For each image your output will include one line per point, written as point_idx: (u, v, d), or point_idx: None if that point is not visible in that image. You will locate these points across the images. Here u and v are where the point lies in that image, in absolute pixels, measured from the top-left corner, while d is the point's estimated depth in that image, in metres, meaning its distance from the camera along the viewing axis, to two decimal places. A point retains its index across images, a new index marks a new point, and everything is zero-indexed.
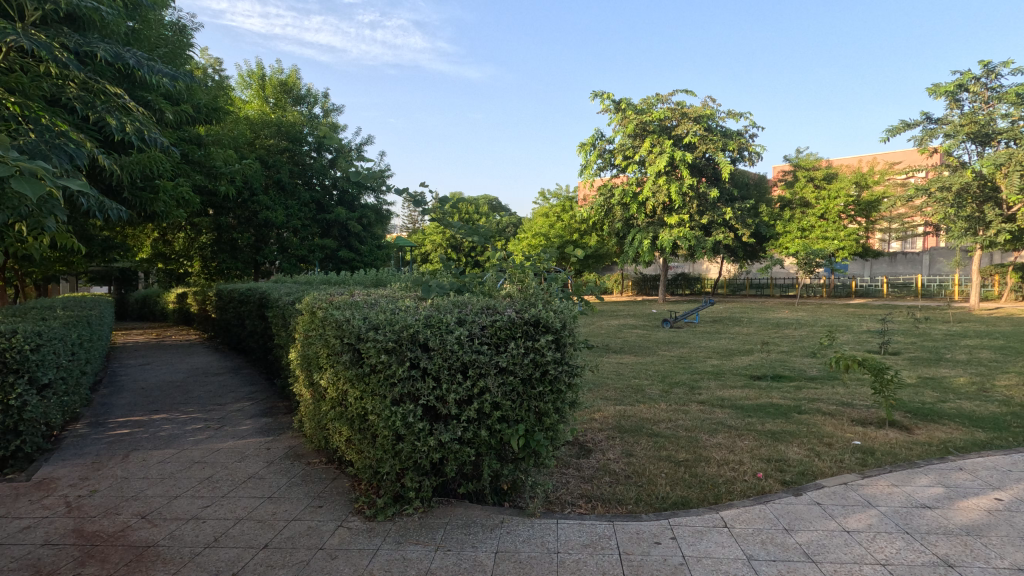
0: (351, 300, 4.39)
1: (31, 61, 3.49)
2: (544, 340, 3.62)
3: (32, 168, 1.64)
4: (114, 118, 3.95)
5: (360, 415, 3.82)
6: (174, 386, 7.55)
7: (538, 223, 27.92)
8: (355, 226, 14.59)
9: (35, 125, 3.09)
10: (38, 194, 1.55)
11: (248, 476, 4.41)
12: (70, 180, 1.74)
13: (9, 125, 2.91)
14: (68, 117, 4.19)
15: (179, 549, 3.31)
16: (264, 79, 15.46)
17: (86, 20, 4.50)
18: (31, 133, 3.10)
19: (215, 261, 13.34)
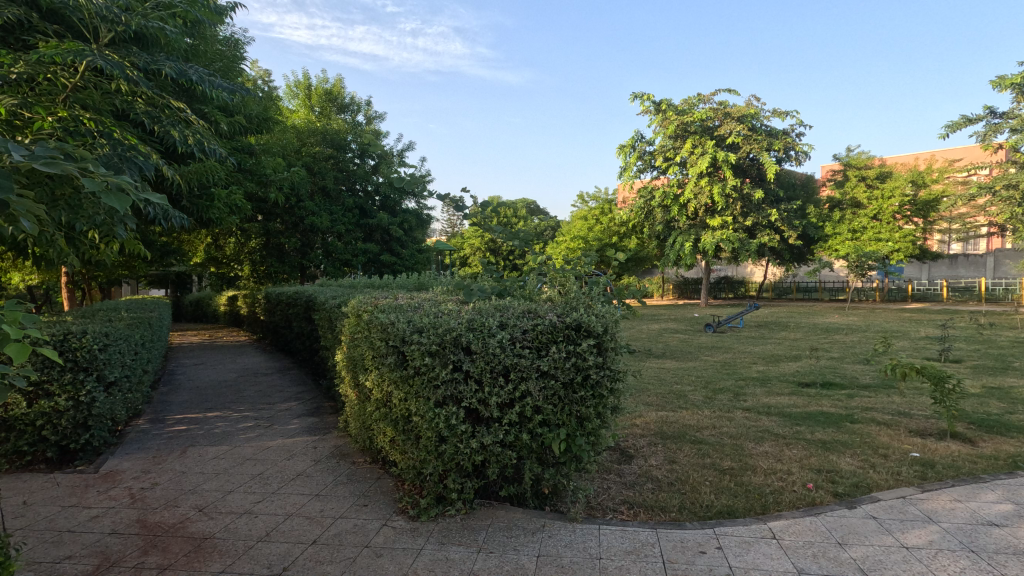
0: (394, 303, 4.49)
1: (105, 79, 3.71)
2: (585, 344, 3.62)
3: (120, 182, 1.72)
4: (177, 131, 4.15)
5: (404, 416, 3.90)
6: (227, 385, 7.88)
7: (577, 226, 27.77)
8: (396, 231, 14.89)
9: (109, 140, 3.29)
10: (128, 208, 1.67)
11: (297, 474, 4.56)
12: (151, 195, 1.84)
13: (87, 141, 3.10)
14: (134, 131, 4.44)
15: (234, 542, 3.45)
16: (310, 88, 15.98)
17: (152, 38, 4.75)
18: (104, 147, 3.29)
19: (264, 265, 13.85)
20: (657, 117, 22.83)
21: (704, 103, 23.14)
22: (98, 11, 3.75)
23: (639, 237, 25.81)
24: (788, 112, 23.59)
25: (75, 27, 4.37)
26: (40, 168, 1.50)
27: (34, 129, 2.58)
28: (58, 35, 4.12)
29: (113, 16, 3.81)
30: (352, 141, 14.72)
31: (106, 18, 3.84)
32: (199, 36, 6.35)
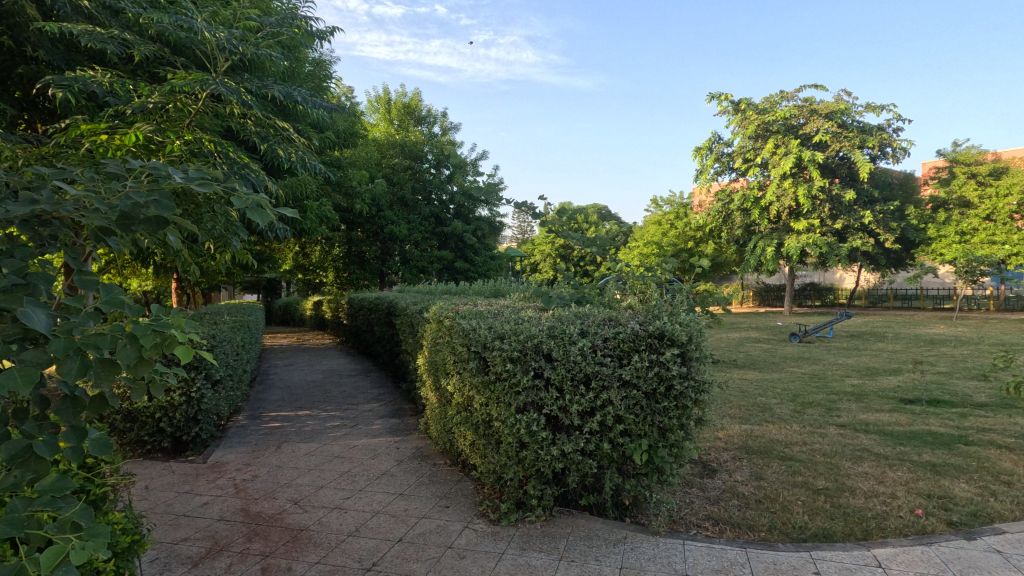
0: (475, 310, 4.59)
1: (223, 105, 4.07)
2: (669, 354, 3.53)
3: (260, 201, 1.72)
4: (283, 149, 4.47)
5: (484, 421, 3.97)
6: (314, 385, 8.35)
7: (650, 230, 27.07)
8: (470, 238, 15.18)
9: (227, 159, 3.58)
10: (266, 221, 1.69)
11: (382, 473, 4.75)
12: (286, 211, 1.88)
13: (211, 161, 3.40)
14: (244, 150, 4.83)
15: (327, 534, 3.65)
16: (389, 103, 16.71)
17: (259, 64, 5.16)
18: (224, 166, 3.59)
19: (347, 271, 14.58)
20: (736, 117, 21.95)
21: (788, 101, 21.98)
22: (218, 44, 4.14)
23: (716, 242, 24.78)
24: (883, 106, 21.90)
25: (196, 58, 4.83)
26: (195, 189, 1.42)
27: (167, 152, 2.87)
28: (183, 66, 4.57)
29: (230, 48, 4.19)
30: (428, 152, 15.23)
31: (224, 48, 4.19)
32: (299, 60, 6.83)
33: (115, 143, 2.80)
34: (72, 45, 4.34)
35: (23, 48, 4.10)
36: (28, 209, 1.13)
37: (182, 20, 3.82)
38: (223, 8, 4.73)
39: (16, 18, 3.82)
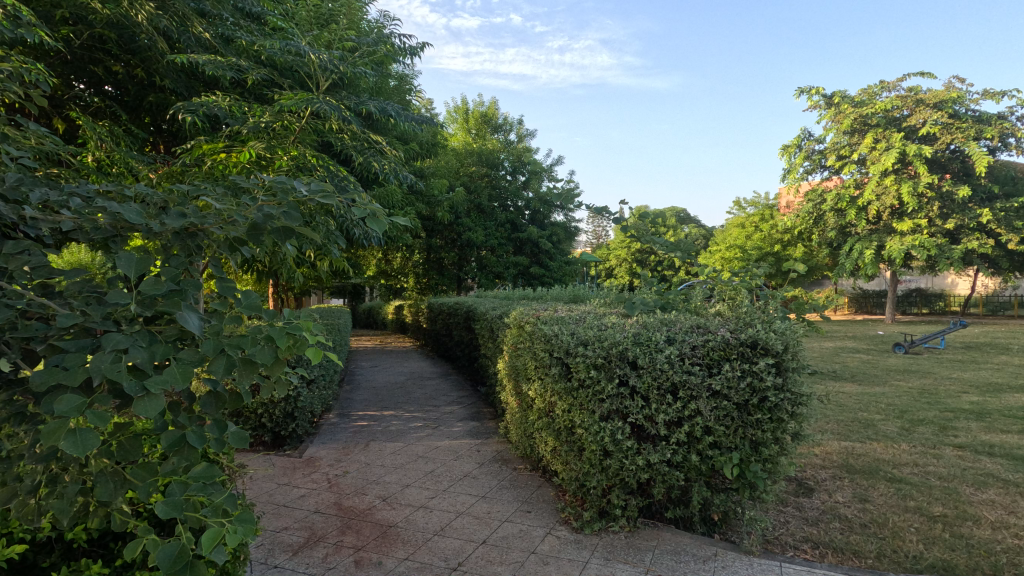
0: (556, 315, 4.59)
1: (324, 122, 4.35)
2: (763, 363, 3.36)
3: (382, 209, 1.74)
4: (377, 161, 4.70)
5: (567, 427, 3.95)
6: (397, 387, 8.66)
7: (732, 233, 25.88)
8: (545, 244, 15.21)
9: (328, 173, 3.81)
10: (385, 229, 1.58)
11: (464, 474, 4.85)
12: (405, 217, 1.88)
13: (315, 174, 3.63)
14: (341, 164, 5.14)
15: (414, 532, 3.77)
16: (467, 113, 17.14)
17: (353, 82, 5.47)
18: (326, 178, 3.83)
19: (426, 277, 15.08)
20: (829, 111, 20.59)
21: (888, 92, 20.32)
22: (320, 65, 4.44)
23: (806, 245, 23.27)
24: (1004, 92, 19.70)
25: (299, 79, 5.19)
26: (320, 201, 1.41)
27: (276, 167, 3.10)
28: (287, 88, 4.93)
29: (332, 69, 4.48)
30: (505, 159, 15.46)
31: (327, 68, 4.48)
32: (388, 76, 7.16)
33: (232, 160, 3.08)
34: (192, 73, 4.79)
35: (153, 78, 4.57)
36: (178, 222, 1.19)
37: (292, 45, 4.13)
38: (323, 32, 5.06)
39: (149, 52, 4.27)
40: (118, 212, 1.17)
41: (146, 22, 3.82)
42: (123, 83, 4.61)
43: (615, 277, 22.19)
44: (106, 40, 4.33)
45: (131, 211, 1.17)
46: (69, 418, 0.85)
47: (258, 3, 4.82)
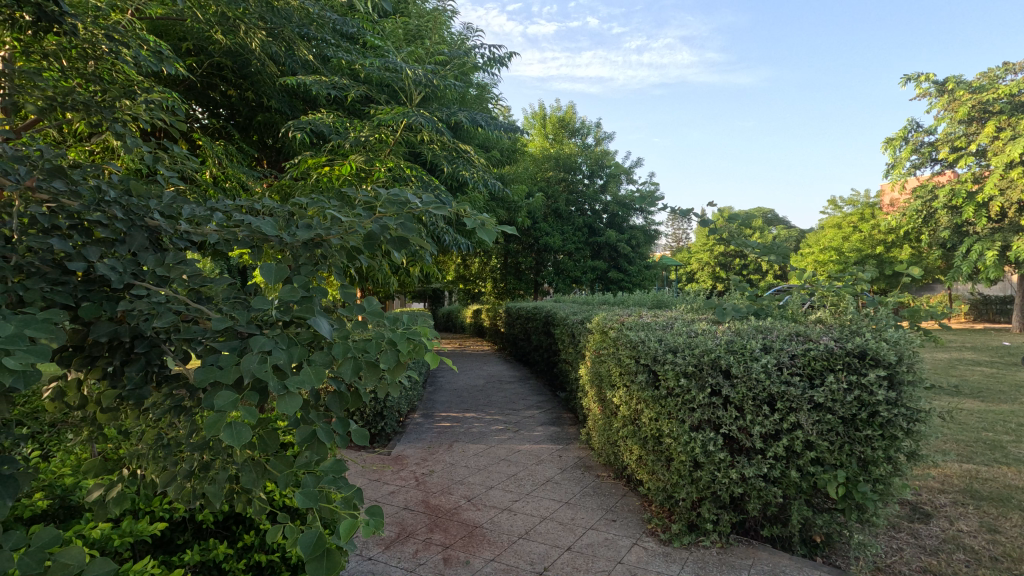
0: (642, 321, 4.49)
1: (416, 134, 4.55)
2: (873, 375, 3.10)
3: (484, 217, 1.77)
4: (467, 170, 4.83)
5: (654, 436, 3.85)
6: (478, 390, 8.84)
7: (827, 235, 24.15)
8: (624, 248, 14.92)
9: (422, 182, 3.98)
10: (494, 238, 1.55)
11: (547, 479, 4.84)
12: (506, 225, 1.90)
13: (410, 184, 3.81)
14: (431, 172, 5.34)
15: (500, 534, 3.82)
16: (545, 118, 17.21)
17: (440, 94, 5.67)
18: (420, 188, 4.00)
19: (504, 282, 15.28)
20: (942, 99, 18.73)
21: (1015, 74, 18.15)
22: (413, 79, 4.64)
23: (914, 245, 21.23)
24: None
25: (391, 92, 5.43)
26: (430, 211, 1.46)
27: (375, 178, 3.28)
28: (382, 103, 5.17)
29: (426, 83, 4.68)
30: (583, 163, 15.36)
31: (420, 81, 4.65)
32: (472, 86, 7.34)
33: (335, 173, 3.29)
34: (295, 94, 5.17)
35: (261, 99, 4.95)
36: (306, 234, 1.28)
37: (388, 62, 4.34)
38: (416, 47, 5.26)
39: (260, 76, 4.63)
40: (254, 225, 1.28)
41: (259, 49, 4.16)
42: (236, 106, 5.02)
43: (696, 282, 21.37)
44: (223, 68, 4.74)
45: (267, 224, 1.27)
46: (226, 412, 0.92)
47: (355, 24, 5.10)
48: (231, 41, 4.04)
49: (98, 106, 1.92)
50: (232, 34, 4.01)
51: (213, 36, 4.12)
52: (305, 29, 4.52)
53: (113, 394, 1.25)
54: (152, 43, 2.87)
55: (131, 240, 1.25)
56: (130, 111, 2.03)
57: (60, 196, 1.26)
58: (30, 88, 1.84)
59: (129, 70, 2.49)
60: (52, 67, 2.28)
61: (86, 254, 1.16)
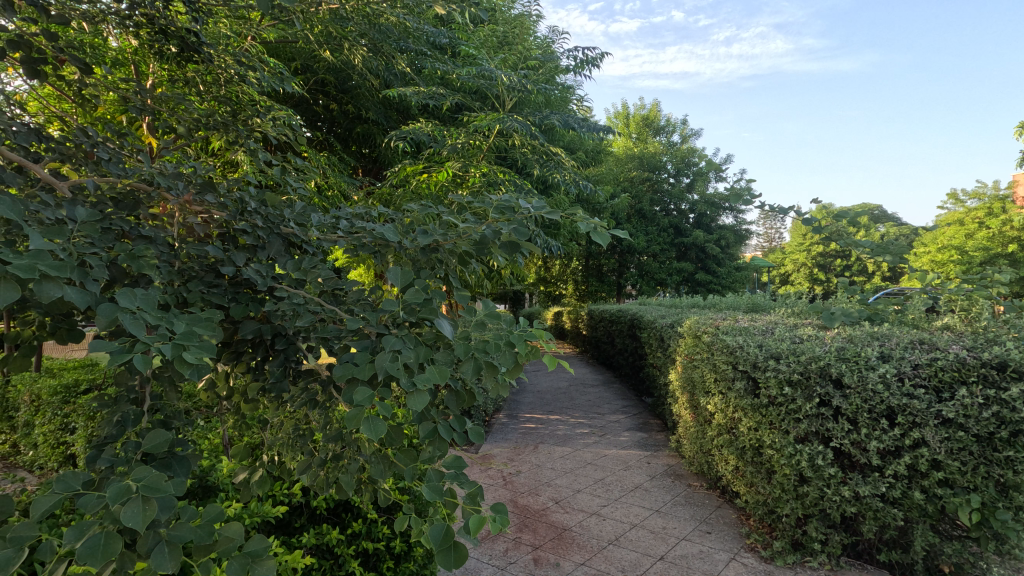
0: (738, 325, 4.29)
1: (507, 140, 4.65)
2: (1016, 390, 2.75)
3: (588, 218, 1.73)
4: (557, 172, 4.86)
5: (753, 446, 3.66)
6: (561, 392, 8.82)
7: (947, 232, 21.81)
8: (713, 248, 14.31)
9: (515, 185, 4.04)
10: (608, 241, 1.40)
11: (636, 486, 4.74)
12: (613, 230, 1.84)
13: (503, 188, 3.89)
14: (521, 176, 5.41)
15: (590, 538, 3.79)
16: (629, 117, 16.95)
17: (529, 99, 5.75)
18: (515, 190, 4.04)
19: (586, 284, 15.15)
20: None
21: None
22: (505, 85, 4.72)
23: None
24: None
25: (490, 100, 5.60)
26: (541, 215, 1.46)
27: (470, 183, 3.39)
28: (474, 110, 5.33)
29: (519, 88, 4.74)
30: (668, 162, 14.95)
31: (514, 86, 4.77)
32: (559, 89, 7.37)
33: (433, 180, 3.44)
34: (391, 105, 5.44)
35: (360, 112, 5.25)
36: (425, 239, 1.34)
37: (483, 70, 4.48)
38: (509, 54, 5.38)
39: (359, 89, 4.91)
40: (378, 232, 1.35)
41: (361, 64, 4.43)
42: (337, 119, 5.35)
43: (791, 284, 20.05)
44: (326, 84, 5.08)
45: (389, 231, 1.35)
46: (363, 406, 0.98)
47: (448, 35, 5.29)
48: (337, 58, 4.33)
49: (233, 124, 2.13)
50: (339, 52, 4.29)
51: (321, 55, 4.43)
52: (403, 43, 4.75)
53: (255, 386, 1.38)
54: (272, 65, 3.14)
55: (270, 247, 1.37)
56: (259, 128, 2.22)
57: (212, 207, 1.42)
58: (179, 112, 2.07)
59: (254, 90, 2.74)
60: (193, 91, 2.56)
61: (234, 260, 1.28)
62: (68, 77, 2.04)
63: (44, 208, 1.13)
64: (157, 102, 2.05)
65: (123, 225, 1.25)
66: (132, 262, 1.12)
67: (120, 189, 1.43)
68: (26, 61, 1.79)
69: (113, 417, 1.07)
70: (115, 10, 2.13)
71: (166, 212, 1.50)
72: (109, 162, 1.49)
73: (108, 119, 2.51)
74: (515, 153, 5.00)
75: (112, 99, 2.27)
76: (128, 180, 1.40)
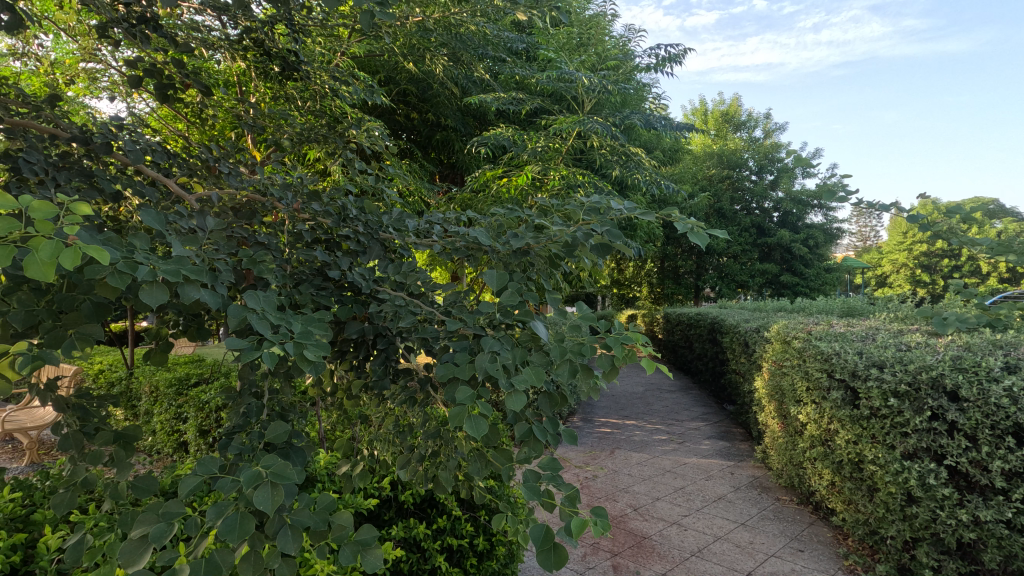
0: (833, 331, 4.03)
1: (585, 141, 4.63)
2: None
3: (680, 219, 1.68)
4: (636, 173, 4.78)
5: (852, 461, 3.42)
6: (637, 397, 8.63)
7: None
8: (800, 249, 13.49)
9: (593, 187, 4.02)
10: (708, 241, 1.30)
11: (719, 497, 4.55)
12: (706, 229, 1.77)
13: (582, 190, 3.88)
14: (599, 177, 5.37)
15: (670, 548, 3.68)
16: (707, 113, 16.38)
17: (607, 100, 5.70)
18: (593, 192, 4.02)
19: (662, 286, 14.73)
20: None
21: None
22: (583, 87, 4.72)
23: None
24: None
25: (568, 102, 5.61)
26: (633, 217, 1.44)
27: (550, 186, 3.41)
28: (552, 113, 5.36)
29: (598, 89, 4.72)
30: (750, 158, 14.28)
31: (593, 87, 4.75)
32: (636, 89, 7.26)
33: (514, 184, 3.50)
34: (469, 111, 5.57)
35: (440, 120, 5.42)
36: (518, 242, 1.36)
37: (562, 73, 4.50)
38: (587, 56, 5.36)
39: (439, 98, 5.08)
40: (472, 236, 1.39)
41: (443, 74, 4.58)
42: (418, 127, 5.54)
43: (889, 287, 18.52)
44: (408, 95, 5.29)
45: (482, 234, 1.38)
46: (465, 406, 1.01)
47: (525, 41, 5.36)
48: (420, 69, 4.51)
49: (333, 137, 2.27)
50: (422, 63, 4.47)
51: (405, 67, 4.62)
52: (482, 51, 4.86)
53: (358, 384, 1.46)
54: (363, 79, 3.32)
55: (371, 252, 1.45)
56: (355, 140, 2.36)
57: (318, 215, 1.52)
58: (284, 126, 2.25)
59: (347, 104, 2.91)
60: (294, 107, 2.75)
61: (340, 264, 1.36)
62: (190, 100, 2.27)
63: (180, 219, 1.26)
64: (265, 118, 2.23)
65: (243, 233, 1.37)
66: (253, 267, 1.22)
67: (239, 200, 1.58)
68: (159, 87, 2.03)
69: (239, 409, 1.17)
70: (228, 37, 2.37)
71: (277, 220, 1.63)
72: (229, 175, 1.64)
73: (221, 137, 2.76)
74: (593, 155, 4.97)
75: (226, 119, 2.50)
76: (245, 192, 1.55)
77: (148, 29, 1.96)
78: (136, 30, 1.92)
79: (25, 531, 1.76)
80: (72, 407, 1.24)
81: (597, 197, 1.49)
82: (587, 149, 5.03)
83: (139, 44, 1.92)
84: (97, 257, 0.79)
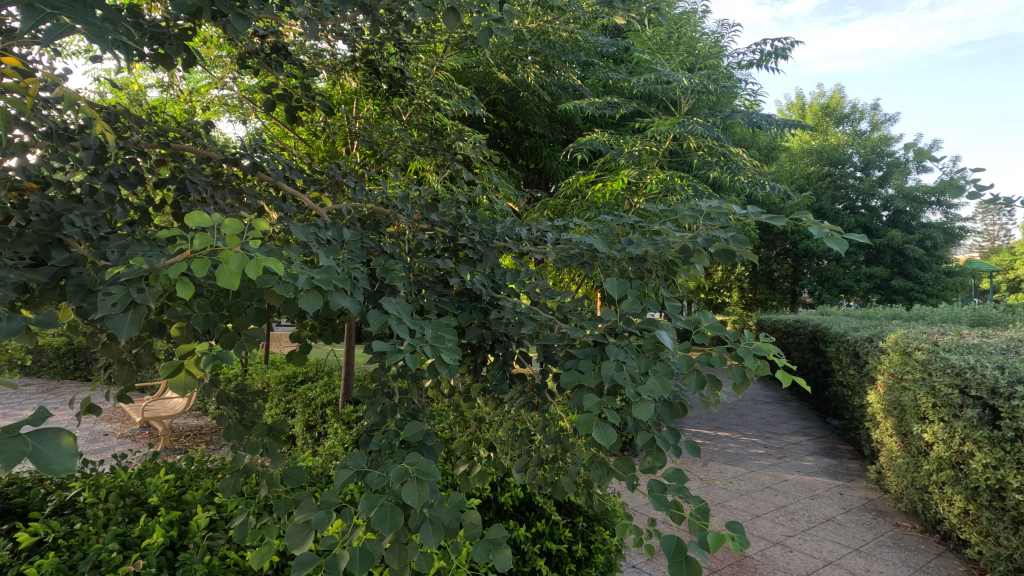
0: (966, 342, 3.65)
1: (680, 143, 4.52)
2: None
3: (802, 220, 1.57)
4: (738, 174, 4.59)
5: (992, 488, 3.06)
6: (730, 408, 8.22)
7: None
8: (915, 250, 12.31)
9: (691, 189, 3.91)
10: (846, 247, 1.22)
11: (827, 518, 4.23)
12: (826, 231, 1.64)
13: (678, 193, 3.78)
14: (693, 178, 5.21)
15: (775, 570, 3.47)
16: (806, 107, 15.44)
17: (702, 100, 5.54)
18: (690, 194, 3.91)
19: (754, 291, 13.95)
20: None
21: None
22: (686, 87, 4.60)
23: None
24: None
25: (660, 103, 5.48)
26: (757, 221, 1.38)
27: (647, 191, 3.35)
28: (646, 116, 5.27)
29: (699, 87, 4.59)
30: (854, 153, 13.27)
31: (691, 88, 4.63)
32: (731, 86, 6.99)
33: (609, 189, 3.49)
34: (556, 117, 5.59)
35: (529, 127, 5.49)
36: (636, 250, 1.36)
37: (660, 74, 4.43)
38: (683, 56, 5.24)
39: (529, 105, 5.17)
40: (588, 243, 1.40)
41: (534, 80, 4.66)
42: (506, 135, 5.62)
43: None
44: (498, 104, 5.39)
45: (598, 242, 1.39)
46: (595, 414, 1.01)
47: (617, 45, 5.33)
48: (513, 78, 4.62)
49: (441, 150, 2.38)
50: (514, 73, 4.56)
51: (498, 77, 4.74)
52: (574, 57, 4.88)
53: (475, 389, 1.52)
54: (461, 91, 3.45)
55: (487, 260, 1.50)
56: (461, 151, 2.45)
57: (437, 226, 1.60)
58: (396, 141, 2.39)
59: (448, 117, 3.03)
60: (401, 121, 2.91)
61: (460, 273, 1.42)
62: (311, 119, 2.48)
63: (320, 231, 1.37)
64: (378, 133, 2.37)
65: (373, 244, 1.47)
66: (385, 276, 1.31)
67: (364, 212, 1.70)
68: (288, 109, 2.26)
69: (374, 409, 1.26)
70: (342, 59, 2.54)
71: (397, 230, 1.73)
72: (355, 188, 1.78)
73: (334, 152, 2.96)
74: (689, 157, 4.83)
75: (341, 136, 2.69)
76: (371, 205, 1.67)
77: (280, 58, 2.16)
78: (270, 59, 2.13)
79: (179, 508, 1.99)
80: (231, 402, 1.39)
81: (715, 203, 1.45)
82: (681, 151, 4.90)
83: (273, 72, 2.13)
84: (272, 268, 0.87)
